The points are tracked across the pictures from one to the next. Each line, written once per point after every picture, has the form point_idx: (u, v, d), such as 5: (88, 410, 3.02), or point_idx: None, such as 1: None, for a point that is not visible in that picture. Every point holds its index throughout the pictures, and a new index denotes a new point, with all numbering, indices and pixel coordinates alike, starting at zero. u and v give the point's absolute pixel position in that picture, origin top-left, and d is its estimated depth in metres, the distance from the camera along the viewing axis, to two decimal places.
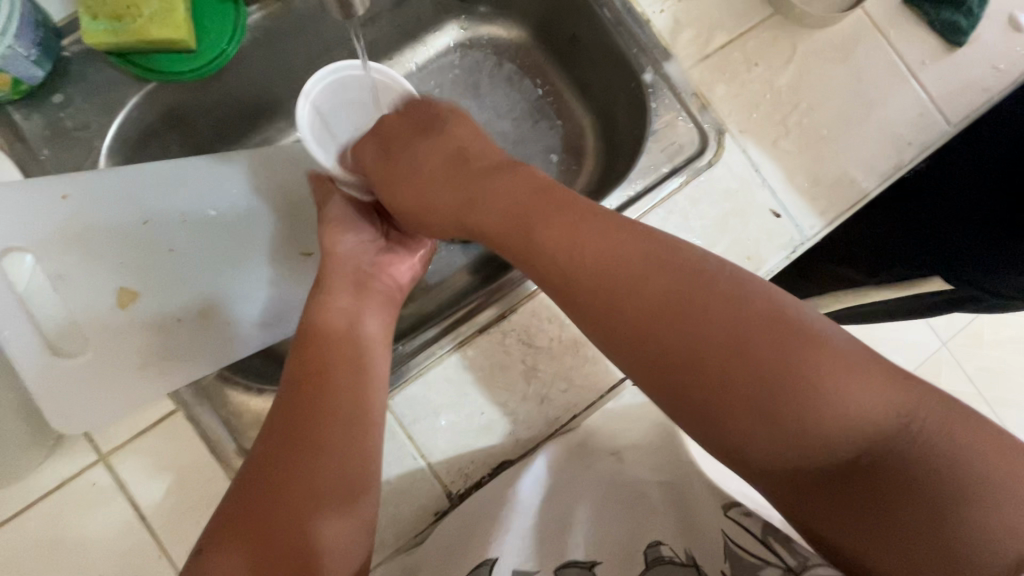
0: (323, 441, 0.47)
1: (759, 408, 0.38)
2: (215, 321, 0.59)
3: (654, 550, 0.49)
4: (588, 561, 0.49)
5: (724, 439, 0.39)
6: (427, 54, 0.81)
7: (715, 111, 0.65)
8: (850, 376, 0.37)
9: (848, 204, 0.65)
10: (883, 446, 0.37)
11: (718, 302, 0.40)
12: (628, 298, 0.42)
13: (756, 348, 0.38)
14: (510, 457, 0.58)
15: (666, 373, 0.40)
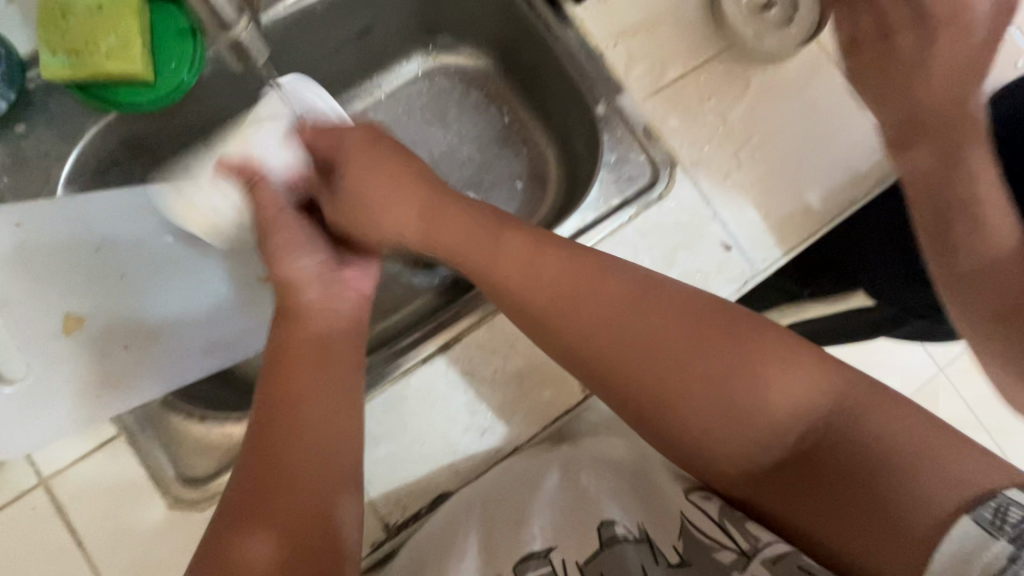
0: (309, 445, 0.46)
1: (694, 403, 0.48)
2: (162, 346, 0.60)
3: (607, 529, 0.51)
4: (543, 549, 0.50)
5: (665, 430, 0.50)
6: (394, 83, 0.83)
7: (666, 144, 0.65)
8: (775, 368, 0.48)
9: (801, 237, 0.65)
10: (807, 424, 0.47)
11: (675, 329, 0.50)
12: (625, 339, 0.50)
13: (712, 369, 0.48)
14: (449, 488, 0.58)
15: (635, 381, 0.50)
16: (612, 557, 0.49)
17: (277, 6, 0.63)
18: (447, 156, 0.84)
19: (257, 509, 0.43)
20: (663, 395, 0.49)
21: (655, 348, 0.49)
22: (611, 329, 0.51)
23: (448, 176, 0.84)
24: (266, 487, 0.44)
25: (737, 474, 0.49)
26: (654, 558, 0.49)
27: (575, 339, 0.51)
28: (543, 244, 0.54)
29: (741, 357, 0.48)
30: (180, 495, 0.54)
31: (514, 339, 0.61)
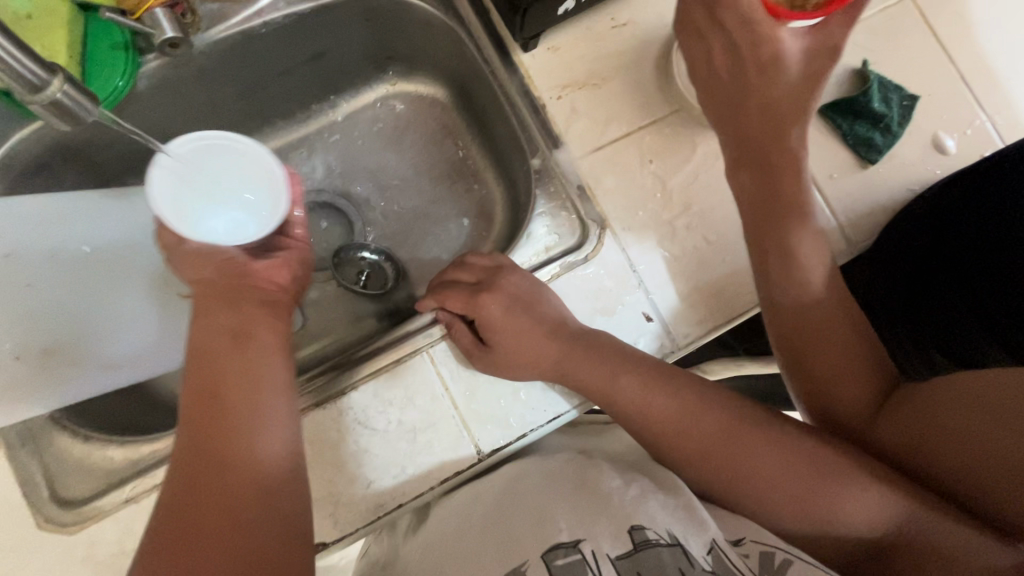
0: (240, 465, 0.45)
1: (718, 469, 0.55)
2: (60, 360, 0.59)
3: (640, 532, 0.48)
4: (571, 540, 0.48)
5: (695, 473, 0.56)
6: (352, 107, 0.82)
7: (599, 205, 0.63)
8: (781, 446, 0.53)
9: (728, 316, 0.63)
10: (842, 506, 0.50)
11: (668, 400, 0.57)
12: (679, 441, 0.56)
13: (693, 428, 0.56)
14: (326, 539, 0.56)
15: (655, 437, 0.57)
16: (651, 557, 0.46)
17: (219, 27, 0.63)
18: (397, 183, 0.83)
19: (184, 527, 0.42)
20: (755, 504, 0.53)
21: (758, 466, 0.53)
22: (650, 419, 0.57)
23: (396, 204, 0.83)
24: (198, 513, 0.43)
25: (794, 522, 0.53)
26: (690, 560, 0.46)
27: (672, 439, 0.56)
28: (486, 291, 0.61)
29: (807, 467, 0.52)
30: (50, 516, 0.54)
31: (413, 392, 0.59)
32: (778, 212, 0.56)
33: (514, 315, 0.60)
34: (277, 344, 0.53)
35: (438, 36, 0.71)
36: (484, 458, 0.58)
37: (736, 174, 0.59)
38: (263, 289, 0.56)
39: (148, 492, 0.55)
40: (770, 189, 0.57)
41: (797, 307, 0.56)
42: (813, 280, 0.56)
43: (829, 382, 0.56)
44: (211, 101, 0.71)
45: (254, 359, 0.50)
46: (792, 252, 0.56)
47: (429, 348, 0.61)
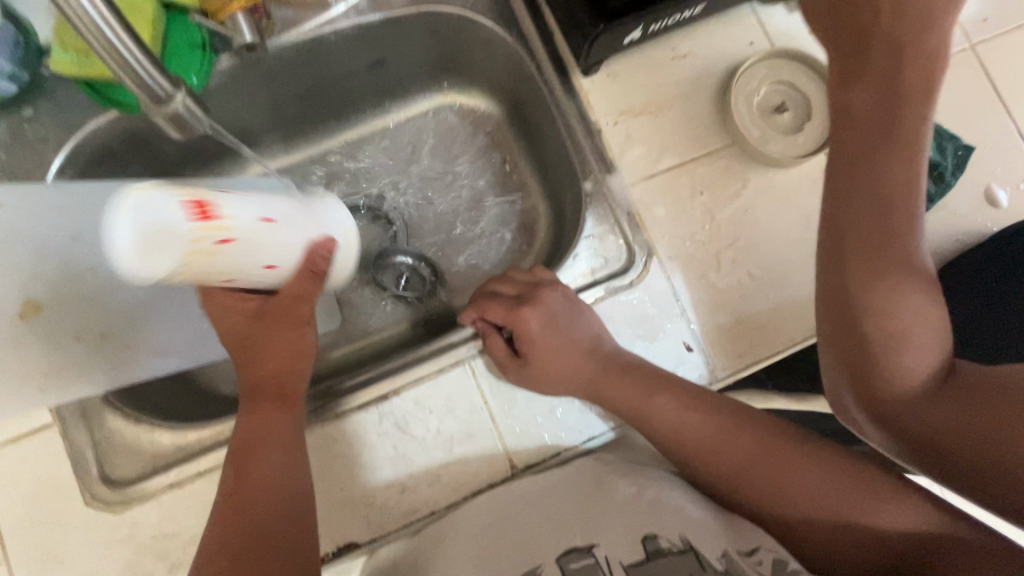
0: (261, 481, 0.50)
1: (755, 488, 0.54)
2: (114, 343, 0.61)
3: (652, 541, 0.49)
4: (585, 544, 0.49)
5: (729, 488, 0.56)
6: (406, 114, 0.84)
7: (647, 233, 0.64)
8: (816, 466, 0.53)
9: (768, 351, 0.63)
10: (869, 527, 0.50)
11: (703, 415, 0.57)
12: (716, 460, 0.56)
13: (727, 444, 0.56)
14: (359, 539, 0.57)
15: (691, 451, 0.57)
16: (662, 565, 0.47)
17: (291, 32, 0.65)
18: (442, 191, 0.85)
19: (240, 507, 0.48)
20: (793, 522, 0.53)
21: (797, 489, 0.53)
22: (689, 438, 0.57)
23: (440, 212, 0.84)
24: (247, 523, 0.48)
25: (831, 540, 0.51)
26: (703, 565, 0.47)
27: (710, 458, 0.56)
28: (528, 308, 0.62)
29: (844, 487, 0.52)
30: (97, 495, 0.56)
31: (453, 403, 0.60)
32: (868, 184, 0.50)
33: (555, 329, 0.61)
34: None
35: (498, 53, 0.72)
36: (517, 473, 0.59)
37: (844, 96, 0.51)
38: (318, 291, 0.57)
39: (191, 478, 0.57)
40: (867, 137, 0.50)
41: (857, 274, 0.49)
42: (893, 257, 0.49)
43: (874, 352, 0.49)
44: (274, 99, 0.73)
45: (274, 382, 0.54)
46: (876, 227, 0.49)
47: (470, 360, 0.62)
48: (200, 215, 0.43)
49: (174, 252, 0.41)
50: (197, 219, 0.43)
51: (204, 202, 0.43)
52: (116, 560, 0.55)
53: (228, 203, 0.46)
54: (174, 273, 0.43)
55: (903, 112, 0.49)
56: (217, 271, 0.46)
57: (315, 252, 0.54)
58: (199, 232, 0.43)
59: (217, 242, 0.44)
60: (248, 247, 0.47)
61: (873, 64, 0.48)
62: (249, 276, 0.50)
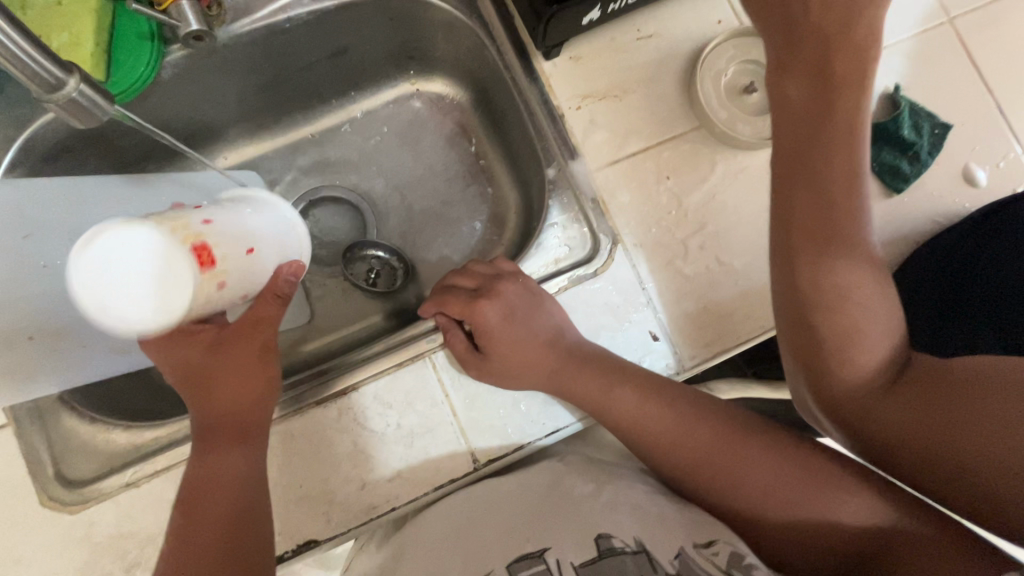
0: (213, 492, 0.49)
1: (715, 479, 0.53)
2: (67, 341, 0.58)
3: (605, 541, 0.48)
4: (537, 549, 0.48)
5: (690, 481, 0.55)
6: (373, 103, 0.82)
7: (612, 220, 0.62)
8: (776, 458, 0.52)
9: (737, 339, 0.61)
10: (828, 517, 0.49)
11: (662, 408, 0.55)
12: (676, 456, 0.55)
13: (687, 436, 0.55)
14: (319, 536, 0.57)
15: (651, 444, 0.56)
16: (613, 564, 0.46)
17: (244, 20, 0.63)
18: (412, 182, 0.83)
19: (193, 515, 0.49)
20: (754, 515, 0.51)
21: (757, 484, 0.51)
22: (648, 433, 0.56)
23: (409, 203, 0.83)
24: (197, 539, 0.47)
25: (791, 532, 0.50)
26: (654, 567, 0.45)
27: (671, 452, 0.55)
28: (489, 300, 0.60)
29: (803, 481, 0.50)
30: (54, 495, 0.55)
31: (413, 397, 0.59)
32: (822, 168, 0.48)
33: (511, 322, 0.60)
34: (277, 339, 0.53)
35: (461, 38, 0.70)
36: (479, 467, 0.58)
37: (781, 84, 0.48)
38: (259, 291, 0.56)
39: (148, 476, 0.56)
40: (814, 116, 0.48)
41: (805, 266, 0.48)
42: (840, 250, 0.48)
43: (824, 345, 0.48)
44: (234, 91, 0.71)
45: (228, 410, 0.52)
46: (824, 216, 0.48)
47: (431, 353, 0.61)
48: (203, 263, 0.47)
49: (174, 300, 0.45)
50: (201, 266, 0.47)
51: (206, 250, 0.48)
52: (75, 561, 0.55)
53: (223, 245, 0.50)
54: (175, 317, 0.47)
55: (840, 95, 0.46)
56: (205, 307, 0.50)
57: (283, 276, 0.57)
58: (201, 277, 0.47)
59: (214, 286, 0.49)
60: (237, 283, 0.52)
61: (806, 52, 0.45)
62: (231, 308, 0.54)
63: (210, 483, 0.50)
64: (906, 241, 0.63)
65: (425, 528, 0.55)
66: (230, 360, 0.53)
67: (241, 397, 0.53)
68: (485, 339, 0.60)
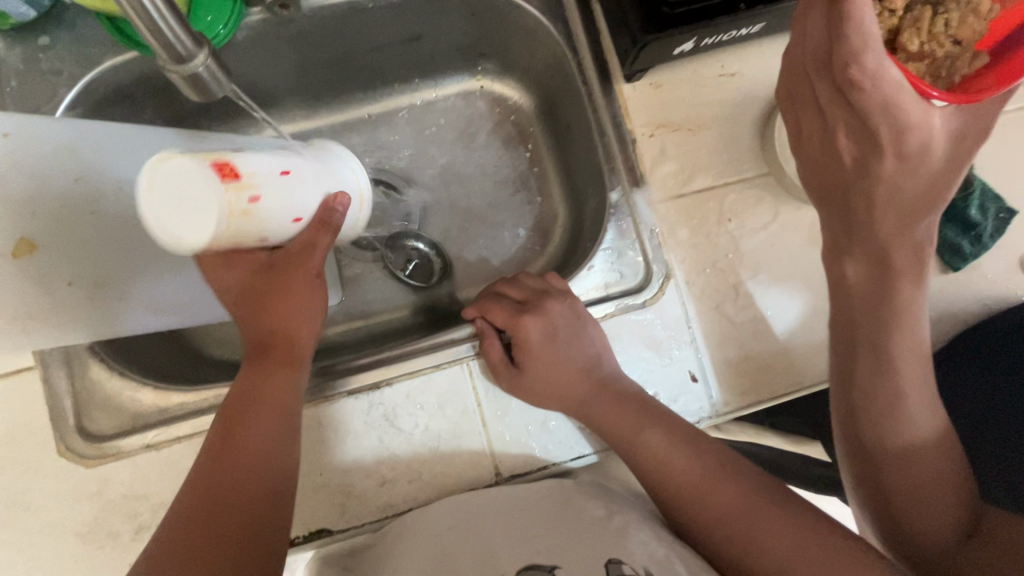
0: (219, 481, 0.45)
1: (728, 533, 0.53)
2: (107, 294, 0.58)
3: (616, 566, 0.46)
4: (548, 565, 0.47)
5: (707, 532, 0.54)
6: (435, 94, 0.81)
7: (667, 254, 0.62)
8: (794, 528, 0.51)
9: (773, 392, 0.61)
10: None
11: (695, 463, 0.55)
12: (699, 509, 0.54)
13: (711, 492, 0.54)
14: (331, 526, 0.56)
15: (676, 493, 0.55)
16: None
17: None
18: (461, 179, 0.82)
19: (193, 501, 0.44)
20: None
21: (780, 549, 0.50)
22: (674, 479, 0.55)
23: (456, 200, 0.82)
24: (187, 519, 0.43)
25: None
26: None
27: (691, 502, 0.55)
28: (533, 317, 0.60)
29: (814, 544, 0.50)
30: (71, 446, 0.55)
31: (446, 402, 0.59)
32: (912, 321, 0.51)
33: (550, 345, 0.60)
34: (294, 343, 0.53)
35: (539, 45, 0.69)
36: (501, 481, 0.58)
37: (839, 263, 0.53)
38: (286, 296, 0.52)
39: (168, 442, 0.55)
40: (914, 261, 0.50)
41: (869, 393, 0.52)
42: (910, 401, 0.51)
43: (883, 469, 0.52)
44: (301, 60, 0.70)
45: (272, 369, 0.51)
46: (888, 371, 0.51)
47: (468, 360, 0.60)
48: (226, 177, 0.42)
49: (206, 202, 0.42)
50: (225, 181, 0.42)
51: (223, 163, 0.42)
52: (82, 514, 0.54)
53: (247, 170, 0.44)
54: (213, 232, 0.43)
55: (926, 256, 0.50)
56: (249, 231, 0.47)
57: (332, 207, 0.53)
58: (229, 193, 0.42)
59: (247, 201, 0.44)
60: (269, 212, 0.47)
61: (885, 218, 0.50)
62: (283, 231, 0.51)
63: (233, 458, 0.47)
64: (955, 320, 0.63)
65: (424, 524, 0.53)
66: (277, 338, 0.53)
67: (269, 379, 0.51)
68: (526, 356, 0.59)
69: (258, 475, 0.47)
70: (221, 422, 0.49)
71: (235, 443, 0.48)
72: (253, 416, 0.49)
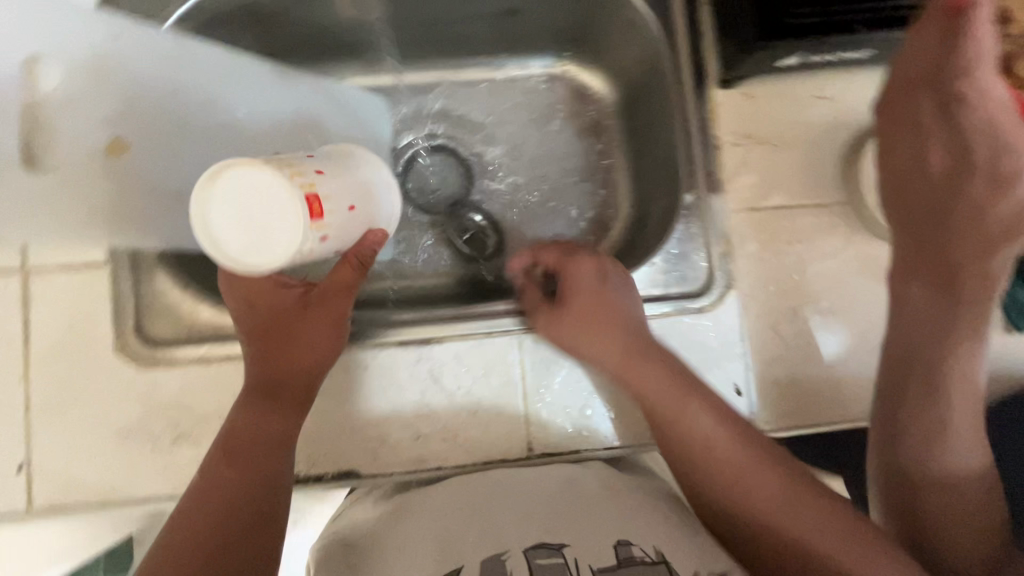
0: (203, 520, 0.47)
1: (776, 535, 0.50)
2: (184, 208, 0.57)
3: (624, 549, 0.44)
4: (557, 542, 0.45)
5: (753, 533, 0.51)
6: (519, 71, 0.82)
7: (732, 264, 0.62)
8: (847, 538, 0.48)
9: (815, 420, 0.60)
10: None
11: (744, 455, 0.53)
12: (744, 503, 0.52)
13: (760, 488, 0.51)
14: (361, 469, 0.57)
15: (722, 485, 0.53)
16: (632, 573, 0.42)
17: None
18: (529, 160, 0.83)
19: (178, 539, 0.46)
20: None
21: (831, 551, 0.48)
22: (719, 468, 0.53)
23: (521, 179, 0.82)
24: (171, 557, 0.45)
25: None
26: None
27: (737, 496, 0.52)
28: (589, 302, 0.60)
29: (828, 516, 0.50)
30: (127, 346, 0.56)
31: (491, 370, 0.59)
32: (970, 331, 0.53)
33: (589, 309, 0.60)
34: (288, 386, 0.53)
35: (635, 38, 0.70)
36: (532, 457, 0.58)
37: (905, 286, 0.55)
38: (297, 336, 0.53)
39: (220, 359, 0.56)
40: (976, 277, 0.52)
41: (916, 406, 0.52)
42: (957, 436, 0.51)
43: (917, 479, 0.52)
44: (400, 15, 0.71)
45: (260, 411, 0.51)
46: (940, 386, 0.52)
47: (519, 334, 0.60)
48: (312, 214, 0.43)
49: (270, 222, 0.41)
50: (310, 219, 0.43)
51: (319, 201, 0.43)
52: (126, 412, 0.55)
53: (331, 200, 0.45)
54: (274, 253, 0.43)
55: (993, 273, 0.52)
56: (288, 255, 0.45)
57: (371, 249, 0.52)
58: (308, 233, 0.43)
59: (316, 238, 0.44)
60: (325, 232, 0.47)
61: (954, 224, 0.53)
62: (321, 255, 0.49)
63: (217, 495, 0.48)
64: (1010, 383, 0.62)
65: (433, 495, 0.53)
66: (274, 375, 0.52)
67: (255, 419, 0.51)
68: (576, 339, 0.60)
69: (236, 515, 0.47)
70: (211, 457, 0.50)
71: (233, 487, 0.48)
72: (240, 454, 0.50)
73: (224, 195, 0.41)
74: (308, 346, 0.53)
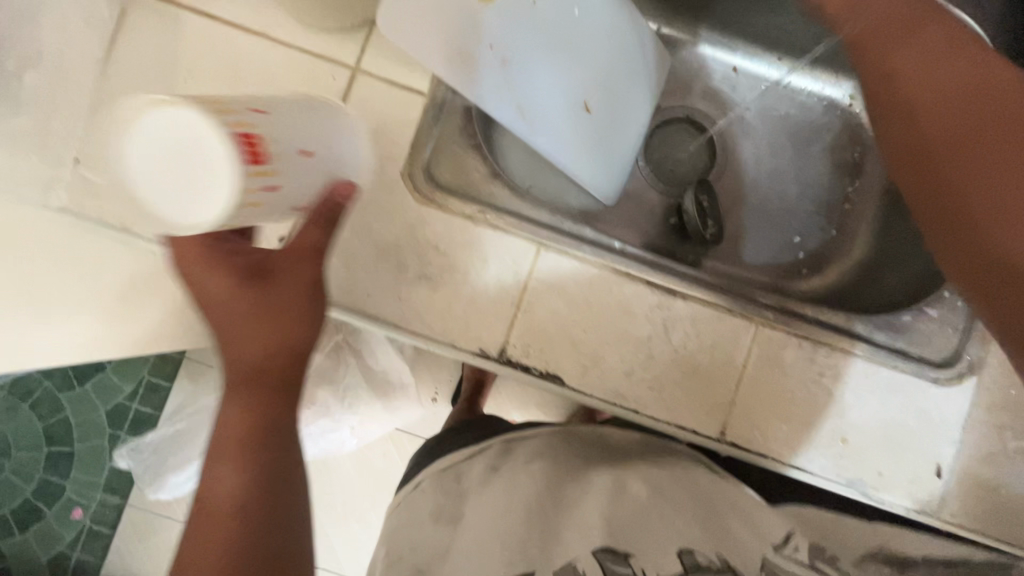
0: (212, 502, 0.45)
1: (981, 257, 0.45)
2: (508, 70, 0.61)
3: (689, 557, 0.45)
4: (623, 552, 0.45)
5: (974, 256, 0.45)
6: (806, 85, 0.81)
7: (983, 352, 0.61)
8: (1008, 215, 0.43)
9: (1001, 535, 0.58)
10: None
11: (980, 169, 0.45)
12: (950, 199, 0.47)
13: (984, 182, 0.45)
14: (565, 379, 0.58)
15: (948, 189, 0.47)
16: None
17: None
18: (774, 171, 0.81)
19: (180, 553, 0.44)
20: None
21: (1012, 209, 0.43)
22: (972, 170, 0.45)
23: (757, 185, 0.81)
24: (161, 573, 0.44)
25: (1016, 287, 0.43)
26: None
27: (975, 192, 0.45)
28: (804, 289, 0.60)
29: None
30: (413, 176, 0.59)
31: (718, 345, 0.59)
32: None
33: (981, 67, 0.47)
34: (232, 293, 0.46)
35: None
36: (720, 441, 0.58)
37: None
38: (267, 297, 0.46)
39: (485, 223, 0.58)
40: None
41: None
42: None
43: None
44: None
45: (236, 340, 0.46)
46: None
47: (758, 324, 0.59)
48: (252, 162, 0.41)
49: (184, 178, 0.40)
50: (249, 163, 0.41)
51: (255, 146, 0.41)
52: (390, 233, 0.58)
53: (277, 145, 0.44)
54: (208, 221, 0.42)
55: None
56: (240, 217, 0.44)
57: (335, 193, 0.51)
58: (249, 175, 0.41)
59: (263, 188, 0.43)
60: (287, 169, 0.45)
61: None
62: (286, 204, 0.47)
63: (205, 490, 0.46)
64: None
65: (492, 486, 0.56)
66: (249, 333, 0.46)
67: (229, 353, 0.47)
68: (810, 353, 0.59)
69: (236, 495, 0.45)
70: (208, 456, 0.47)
71: (223, 490, 0.45)
72: (239, 447, 0.46)
73: (145, 134, 0.39)
74: (284, 308, 0.47)
